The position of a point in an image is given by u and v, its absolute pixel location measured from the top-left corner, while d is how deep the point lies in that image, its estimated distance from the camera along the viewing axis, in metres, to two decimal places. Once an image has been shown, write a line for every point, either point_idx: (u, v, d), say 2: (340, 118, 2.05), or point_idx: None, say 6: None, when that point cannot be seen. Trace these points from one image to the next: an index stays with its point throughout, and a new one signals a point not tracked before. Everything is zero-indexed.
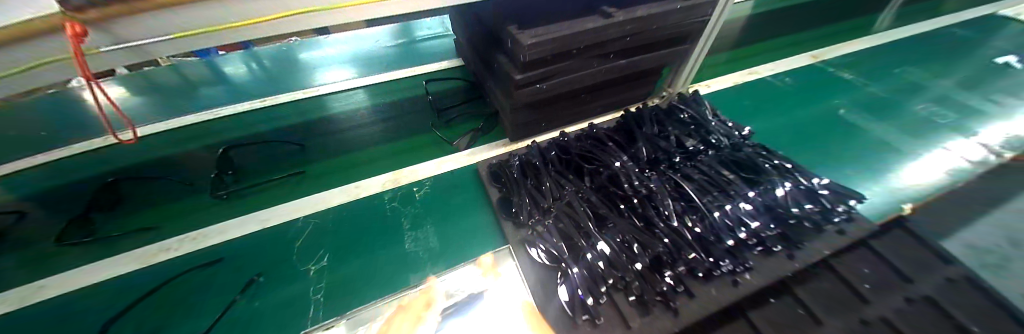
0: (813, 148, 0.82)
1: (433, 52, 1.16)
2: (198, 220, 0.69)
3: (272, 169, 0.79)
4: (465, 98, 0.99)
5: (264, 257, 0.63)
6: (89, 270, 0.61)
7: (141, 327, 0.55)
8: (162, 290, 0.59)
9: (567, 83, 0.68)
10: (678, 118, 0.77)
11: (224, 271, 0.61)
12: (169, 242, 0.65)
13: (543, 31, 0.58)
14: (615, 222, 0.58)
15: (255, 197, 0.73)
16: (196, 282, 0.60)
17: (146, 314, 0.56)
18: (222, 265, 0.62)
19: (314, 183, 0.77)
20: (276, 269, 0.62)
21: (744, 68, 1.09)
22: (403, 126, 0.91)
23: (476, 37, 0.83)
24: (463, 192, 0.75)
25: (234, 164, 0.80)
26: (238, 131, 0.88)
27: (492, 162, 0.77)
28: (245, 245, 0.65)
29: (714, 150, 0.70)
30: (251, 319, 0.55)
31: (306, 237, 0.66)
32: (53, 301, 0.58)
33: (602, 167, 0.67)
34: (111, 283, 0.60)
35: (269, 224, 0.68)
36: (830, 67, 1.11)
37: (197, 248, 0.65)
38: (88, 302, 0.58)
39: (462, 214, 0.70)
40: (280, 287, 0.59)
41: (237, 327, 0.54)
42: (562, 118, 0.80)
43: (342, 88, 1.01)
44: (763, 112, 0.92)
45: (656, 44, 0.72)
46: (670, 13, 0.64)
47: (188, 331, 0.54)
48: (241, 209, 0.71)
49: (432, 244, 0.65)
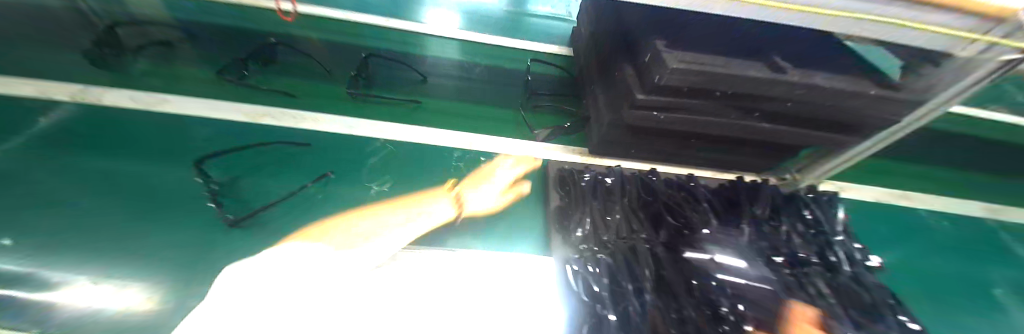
0: (941, 312, 0.64)
1: (547, 32, 1.11)
2: (293, 103, 0.77)
3: (390, 87, 0.87)
4: (560, 90, 0.95)
5: (336, 160, 0.68)
6: (202, 106, 0.72)
7: (231, 171, 0.62)
8: (251, 150, 0.66)
9: (687, 123, 0.61)
10: (797, 212, 0.65)
11: (301, 159, 0.67)
12: (265, 110, 0.74)
13: (695, 59, 0.51)
14: (677, 293, 0.51)
15: (346, 106, 0.79)
16: (277, 153, 0.67)
17: (240, 162, 0.64)
18: (304, 149, 0.69)
19: (398, 116, 0.80)
20: (345, 171, 0.66)
21: (889, 185, 0.88)
22: (489, 94, 0.91)
23: (604, 38, 0.78)
24: (524, 182, 0.73)
25: (368, 70, 0.88)
26: (354, 40, 0.95)
27: (564, 168, 0.72)
28: (324, 142, 0.71)
29: (829, 269, 0.57)
30: (301, 205, 0.59)
31: (378, 158, 0.70)
32: (169, 118, 0.68)
33: (685, 227, 0.60)
34: (210, 121, 0.69)
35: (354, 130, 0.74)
36: (1009, 230, 0.85)
37: (290, 126, 0.72)
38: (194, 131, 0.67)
39: (517, 201, 0.69)
40: (341, 190, 0.63)
41: (294, 207, 0.59)
42: (660, 154, 0.73)
43: (455, 36, 1.00)
44: (899, 246, 0.75)
45: (812, 122, 0.60)
46: (853, 96, 0.53)
47: (259, 194, 0.60)
48: (341, 111, 0.78)
49: (480, 218, 0.64)
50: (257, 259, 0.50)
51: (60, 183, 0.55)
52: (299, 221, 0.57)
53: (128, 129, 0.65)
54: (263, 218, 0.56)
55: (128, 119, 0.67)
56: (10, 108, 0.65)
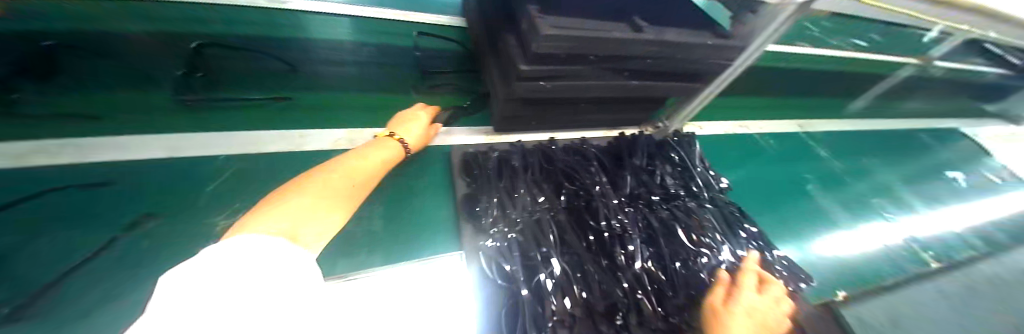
0: (769, 209, 0.83)
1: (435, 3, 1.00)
2: (103, 125, 0.59)
3: (247, 84, 0.72)
4: (456, 67, 0.89)
5: (156, 197, 0.55)
6: None
7: None
8: (6, 207, 0.49)
9: (572, 89, 0.62)
10: (671, 157, 0.74)
11: (110, 202, 0.53)
12: (51, 142, 0.56)
13: (567, 25, 0.51)
14: (579, 252, 0.55)
15: (188, 119, 0.65)
16: (44, 209, 0.50)
17: None
18: (107, 192, 0.54)
19: (261, 124, 0.68)
20: (173, 211, 0.54)
21: (737, 119, 1.07)
22: (375, 79, 0.81)
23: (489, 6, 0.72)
24: (423, 174, 0.69)
25: (206, 65, 0.71)
26: (176, 24, 0.72)
27: (467, 151, 0.70)
28: (142, 179, 0.56)
29: (693, 198, 0.68)
30: (124, 263, 0.48)
31: (222, 181, 0.59)
32: None
33: (581, 189, 0.63)
34: None
35: (179, 154, 0.60)
36: (810, 136, 1.13)
37: (89, 159, 0.55)
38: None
39: (418, 196, 0.65)
40: (171, 235, 0.52)
41: (101, 272, 0.46)
42: (555, 121, 0.74)
43: (324, 10, 0.83)
44: (742, 165, 0.94)
45: (672, 75, 0.67)
46: (699, 46, 0.59)
47: (45, 268, 0.45)
48: (189, 126, 0.64)
49: (376, 228, 0.58)
50: (194, 264, 0.25)
51: None
52: (106, 289, 0.45)
53: None
54: (57, 299, 0.43)
55: None
56: None
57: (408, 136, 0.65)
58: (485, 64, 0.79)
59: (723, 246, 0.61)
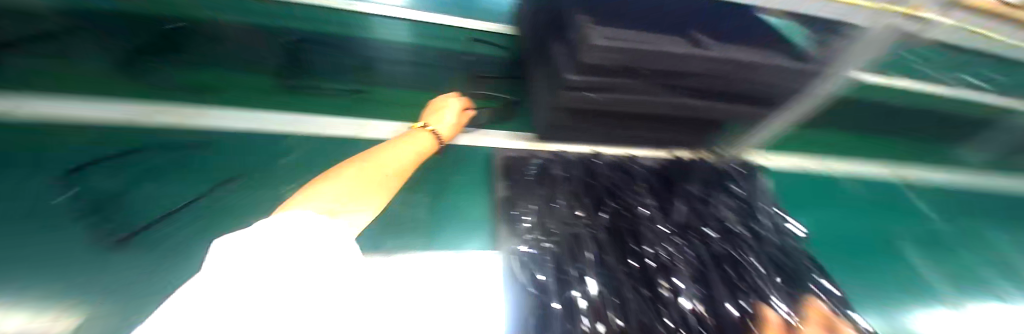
0: (849, 265, 0.73)
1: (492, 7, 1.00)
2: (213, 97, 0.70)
3: (335, 74, 0.80)
4: (507, 72, 0.90)
5: (242, 161, 0.63)
6: (78, 104, 0.61)
7: (108, 183, 0.56)
8: (132, 155, 0.60)
9: (621, 103, 0.60)
10: (728, 188, 0.68)
11: (201, 163, 0.61)
12: (171, 106, 0.66)
13: (620, 36, 0.49)
14: (618, 276, 0.52)
15: (281, 100, 0.74)
16: (158, 160, 0.60)
17: (114, 172, 0.57)
18: (205, 151, 0.63)
19: (335, 108, 0.76)
20: (253, 174, 0.62)
21: (812, 156, 0.96)
22: (434, 78, 0.87)
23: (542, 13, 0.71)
24: (466, 171, 0.72)
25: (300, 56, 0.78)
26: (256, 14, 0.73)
27: (508, 156, 0.69)
28: (232, 145, 0.64)
29: (755, 238, 0.61)
30: (210, 213, 0.56)
31: (295, 155, 0.66)
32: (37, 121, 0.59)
33: (626, 209, 0.61)
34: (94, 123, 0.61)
35: (266, 127, 0.68)
36: (904, 186, 0.97)
37: (191, 124, 0.64)
38: (62, 142, 0.58)
39: (460, 191, 0.69)
40: (247, 196, 0.59)
41: (193, 217, 0.55)
42: (601, 135, 0.72)
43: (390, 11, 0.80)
44: (819, 210, 0.84)
45: (737, 97, 0.62)
46: (769, 67, 0.54)
47: (154, 207, 0.55)
48: (280, 104, 0.73)
49: (419, 215, 0.63)
50: (250, 232, 0.29)
51: None
52: (195, 232, 0.53)
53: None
54: (154, 237, 0.52)
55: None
56: None
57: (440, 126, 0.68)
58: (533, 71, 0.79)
59: (792, 296, 0.53)
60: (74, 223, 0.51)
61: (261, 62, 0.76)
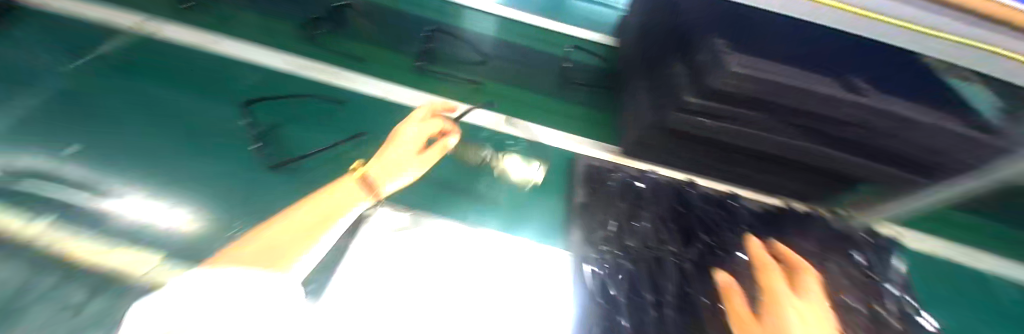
0: None
1: (594, 17, 1.01)
2: (350, 61, 0.81)
3: (455, 65, 0.86)
4: (597, 83, 0.90)
5: (368, 121, 0.74)
6: (261, 55, 0.78)
7: (272, 117, 0.70)
8: (291, 100, 0.73)
9: (735, 135, 0.56)
10: (848, 254, 0.58)
11: (339, 115, 0.74)
12: (317, 64, 0.78)
13: (755, 64, 0.47)
14: (700, 316, 0.48)
15: (401, 74, 0.82)
16: (307, 106, 0.73)
17: (277, 110, 0.72)
18: (343, 107, 0.75)
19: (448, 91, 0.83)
20: (377, 134, 0.72)
21: (961, 247, 0.78)
22: (535, 78, 0.89)
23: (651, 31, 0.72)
24: (547, 169, 0.77)
25: (432, 44, 0.86)
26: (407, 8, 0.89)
27: (593, 165, 0.69)
28: (364, 107, 0.76)
29: None
30: (331, 161, 0.67)
31: None
32: (235, 64, 0.77)
33: (720, 250, 0.56)
34: (270, 71, 0.76)
35: (389, 98, 0.78)
36: None
37: (331, 81, 0.77)
38: (248, 80, 0.75)
39: (539, 187, 0.74)
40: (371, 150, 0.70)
41: (331, 162, 0.67)
42: (697, 163, 0.68)
43: (487, 9, 0.93)
44: (968, 320, 0.68)
45: (882, 156, 0.54)
46: (941, 132, 0.46)
47: (302, 145, 0.68)
48: (398, 78, 0.81)
49: (498, 199, 0.70)
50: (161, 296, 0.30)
51: (156, 118, 0.68)
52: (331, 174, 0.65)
53: (209, 73, 0.75)
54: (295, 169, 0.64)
55: (208, 63, 0.76)
56: (127, 42, 0.78)
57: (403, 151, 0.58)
58: (632, 86, 0.78)
59: None
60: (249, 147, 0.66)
61: (393, 40, 0.85)
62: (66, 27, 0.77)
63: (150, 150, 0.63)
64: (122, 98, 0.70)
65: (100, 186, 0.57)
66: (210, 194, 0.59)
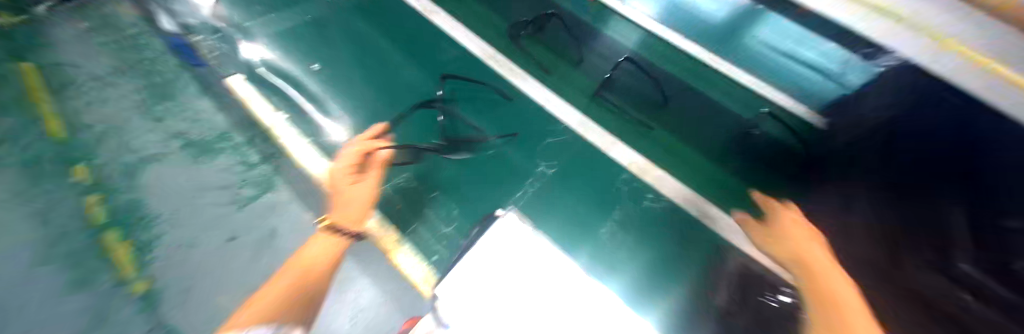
0: None
1: (798, 77, 0.78)
2: (536, 73, 0.92)
3: (636, 104, 0.86)
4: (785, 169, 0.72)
5: (526, 127, 0.85)
6: (476, 46, 0.96)
7: (460, 94, 0.91)
8: (474, 84, 0.91)
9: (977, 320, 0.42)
10: None
11: (507, 109, 0.88)
12: (508, 68, 0.92)
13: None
14: None
15: (571, 95, 0.89)
16: (487, 97, 0.90)
17: (463, 91, 0.91)
18: (511, 106, 0.88)
19: (608, 122, 0.85)
20: (526, 138, 0.84)
21: None
22: (702, 137, 0.81)
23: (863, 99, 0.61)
24: (673, 240, 0.71)
25: (619, 77, 0.88)
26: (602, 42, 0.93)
27: (749, 266, 0.65)
28: (526, 114, 0.87)
29: None
30: (492, 161, 0.81)
31: (557, 142, 0.82)
32: (451, 49, 0.97)
33: None
34: (473, 62, 0.94)
35: (549, 111, 0.86)
36: None
37: (507, 76, 0.91)
38: (454, 64, 0.95)
39: (652, 251, 0.71)
40: (520, 153, 0.82)
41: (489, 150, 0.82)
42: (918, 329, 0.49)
43: (652, 33, 0.92)
44: None
45: None
46: None
47: (475, 130, 0.86)
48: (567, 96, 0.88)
49: (615, 249, 0.70)
50: None
51: (390, 77, 0.97)
52: (480, 164, 0.80)
53: (433, 51, 0.98)
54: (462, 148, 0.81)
55: (437, 42, 0.99)
56: (400, 12, 1.05)
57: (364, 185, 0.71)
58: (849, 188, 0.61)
59: None
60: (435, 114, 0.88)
61: (574, 53, 0.94)
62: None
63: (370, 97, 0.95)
64: (369, 52, 1.01)
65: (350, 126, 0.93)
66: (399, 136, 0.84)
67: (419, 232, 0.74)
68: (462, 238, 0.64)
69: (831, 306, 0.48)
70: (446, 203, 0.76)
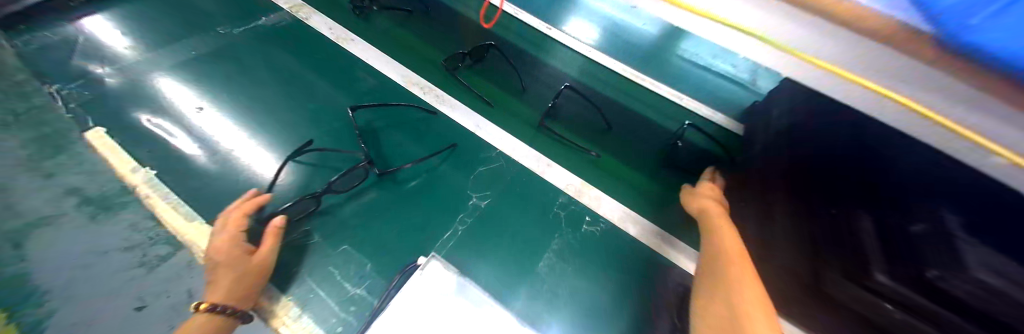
0: None
1: (715, 89, 0.94)
2: (469, 100, 0.89)
3: (580, 131, 0.85)
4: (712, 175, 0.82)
5: (458, 155, 0.79)
6: (403, 76, 0.91)
7: (385, 123, 0.82)
8: (400, 112, 0.84)
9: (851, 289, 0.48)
10: None
11: (434, 135, 0.82)
12: (439, 96, 0.88)
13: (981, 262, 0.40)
14: None
15: (505, 119, 0.86)
16: (413, 122, 0.83)
17: (386, 120, 0.83)
18: (439, 133, 0.82)
19: (545, 145, 0.83)
20: (456, 166, 0.78)
21: None
22: (639, 156, 0.83)
23: (766, 111, 0.76)
24: (613, 262, 0.69)
25: (562, 105, 0.89)
26: (536, 71, 0.95)
27: (686, 286, 0.66)
28: (460, 141, 0.81)
29: None
30: (423, 190, 0.73)
31: (488, 169, 0.78)
32: (375, 78, 0.90)
33: None
34: (399, 90, 0.88)
35: (483, 138, 0.82)
36: None
37: (433, 104, 0.87)
38: (378, 92, 0.88)
39: (593, 276, 0.67)
40: (447, 182, 0.75)
41: (416, 182, 0.74)
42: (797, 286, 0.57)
43: (604, 61, 0.99)
44: None
45: None
46: None
47: (401, 161, 0.77)
48: (501, 122, 0.85)
49: (557, 281, 0.66)
50: None
51: (298, 104, 0.84)
52: (407, 201, 0.70)
53: (354, 78, 0.90)
54: (401, 177, 0.73)
55: (359, 70, 0.92)
56: (318, 40, 0.97)
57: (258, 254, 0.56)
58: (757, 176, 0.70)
59: None
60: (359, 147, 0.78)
61: (508, 80, 0.92)
62: (264, 13, 1.02)
63: (278, 121, 0.80)
64: (276, 76, 0.88)
65: (264, 155, 0.74)
66: (316, 178, 0.72)
67: (320, 293, 0.58)
68: (371, 298, 0.58)
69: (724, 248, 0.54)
70: (365, 250, 0.63)
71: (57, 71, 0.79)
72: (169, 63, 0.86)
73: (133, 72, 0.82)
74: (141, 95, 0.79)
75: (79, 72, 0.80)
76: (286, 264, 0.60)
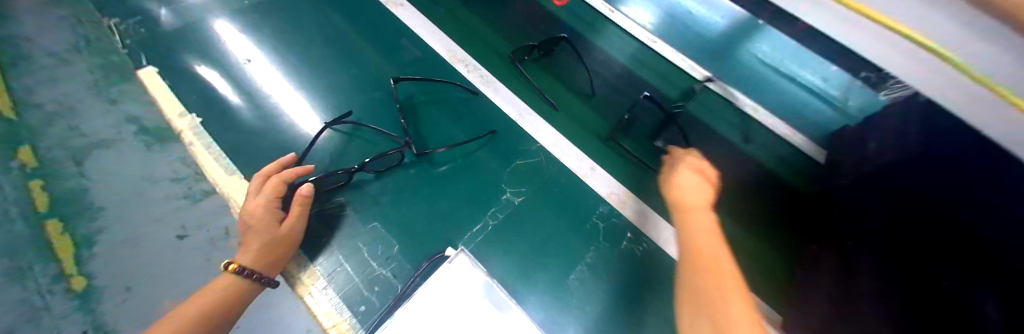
0: None
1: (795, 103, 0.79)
2: (517, 84, 0.82)
3: (646, 143, 0.76)
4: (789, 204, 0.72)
5: (496, 142, 0.74)
6: (450, 48, 0.85)
7: (430, 98, 0.78)
8: (444, 88, 0.79)
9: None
10: None
11: (475, 116, 0.77)
12: (486, 76, 0.82)
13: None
14: None
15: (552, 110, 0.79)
16: (455, 100, 0.79)
17: (430, 94, 0.79)
18: (479, 116, 0.77)
19: (592, 146, 0.75)
20: (494, 153, 0.73)
21: None
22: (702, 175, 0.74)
23: (866, 135, 0.60)
24: (652, 287, 0.62)
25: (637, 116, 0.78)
26: (597, 59, 0.84)
27: None
28: (502, 128, 0.76)
29: None
30: (458, 175, 0.68)
31: (527, 164, 0.72)
32: (421, 48, 0.85)
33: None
34: (444, 64, 0.83)
35: (526, 129, 0.76)
36: None
37: (478, 84, 0.81)
38: (422, 64, 0.83)
39: (627, 299, 0.61)
40: (484, 170, 0.70)
41: (454, 166, 0.69)
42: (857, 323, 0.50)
43: (671, 55, 0.84)
44: None
45: None
46: None
47: (443, 142, 0.73)
48: (549, 113, 0.78)
49: (586, 296, 0.61)
50: None
51: (341, 67, 0.80)
52: (447, 185, 0.67)
53: (401, 46, 0.85)
54: (438, 158, 0.69)
55: (407, 37, 0.86)
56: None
57: (283, 224, 0.54)
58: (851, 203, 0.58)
59: None
60: (397, 120, 0.75)
61: (562, 66, 0.83)
62: None
63: (320, 82, 0.77)
64: (321, 33, 0.84)
65: (304, 114, 0.73)
66: (361, 150, 0.70)
67: (347, 268, 0.56)
68: (397, 282, 0.56)
69: (697, 255, 0.48)
70: (396, 230, 0.60)
71: (121, 8, 0.80)
72: (221, 7, 0.84)
73: (187, 13, 0.82)
74: (193, 38, 0.79)
75: (140, 11, 0.81)
76: (315, 234, 0.58)
